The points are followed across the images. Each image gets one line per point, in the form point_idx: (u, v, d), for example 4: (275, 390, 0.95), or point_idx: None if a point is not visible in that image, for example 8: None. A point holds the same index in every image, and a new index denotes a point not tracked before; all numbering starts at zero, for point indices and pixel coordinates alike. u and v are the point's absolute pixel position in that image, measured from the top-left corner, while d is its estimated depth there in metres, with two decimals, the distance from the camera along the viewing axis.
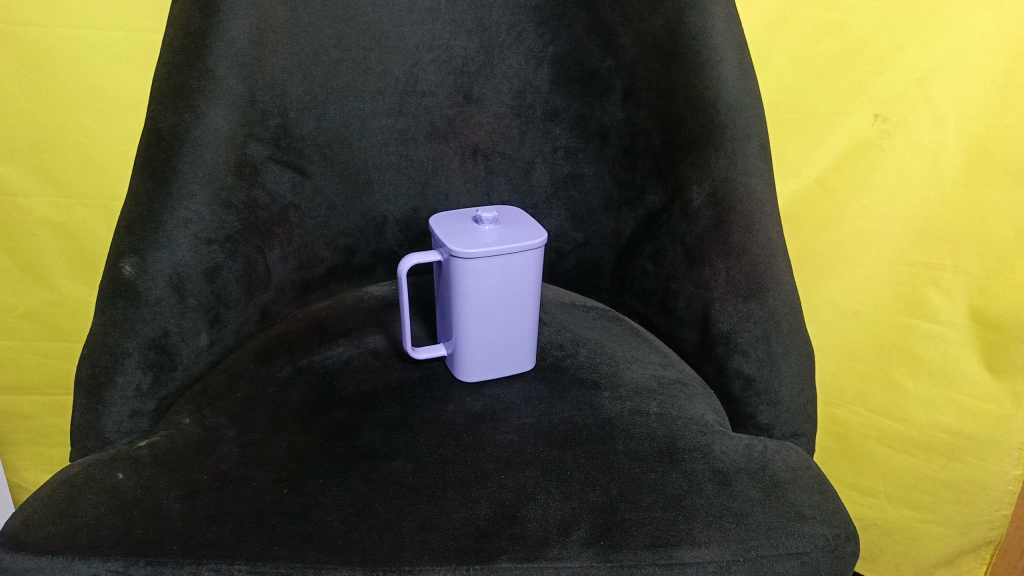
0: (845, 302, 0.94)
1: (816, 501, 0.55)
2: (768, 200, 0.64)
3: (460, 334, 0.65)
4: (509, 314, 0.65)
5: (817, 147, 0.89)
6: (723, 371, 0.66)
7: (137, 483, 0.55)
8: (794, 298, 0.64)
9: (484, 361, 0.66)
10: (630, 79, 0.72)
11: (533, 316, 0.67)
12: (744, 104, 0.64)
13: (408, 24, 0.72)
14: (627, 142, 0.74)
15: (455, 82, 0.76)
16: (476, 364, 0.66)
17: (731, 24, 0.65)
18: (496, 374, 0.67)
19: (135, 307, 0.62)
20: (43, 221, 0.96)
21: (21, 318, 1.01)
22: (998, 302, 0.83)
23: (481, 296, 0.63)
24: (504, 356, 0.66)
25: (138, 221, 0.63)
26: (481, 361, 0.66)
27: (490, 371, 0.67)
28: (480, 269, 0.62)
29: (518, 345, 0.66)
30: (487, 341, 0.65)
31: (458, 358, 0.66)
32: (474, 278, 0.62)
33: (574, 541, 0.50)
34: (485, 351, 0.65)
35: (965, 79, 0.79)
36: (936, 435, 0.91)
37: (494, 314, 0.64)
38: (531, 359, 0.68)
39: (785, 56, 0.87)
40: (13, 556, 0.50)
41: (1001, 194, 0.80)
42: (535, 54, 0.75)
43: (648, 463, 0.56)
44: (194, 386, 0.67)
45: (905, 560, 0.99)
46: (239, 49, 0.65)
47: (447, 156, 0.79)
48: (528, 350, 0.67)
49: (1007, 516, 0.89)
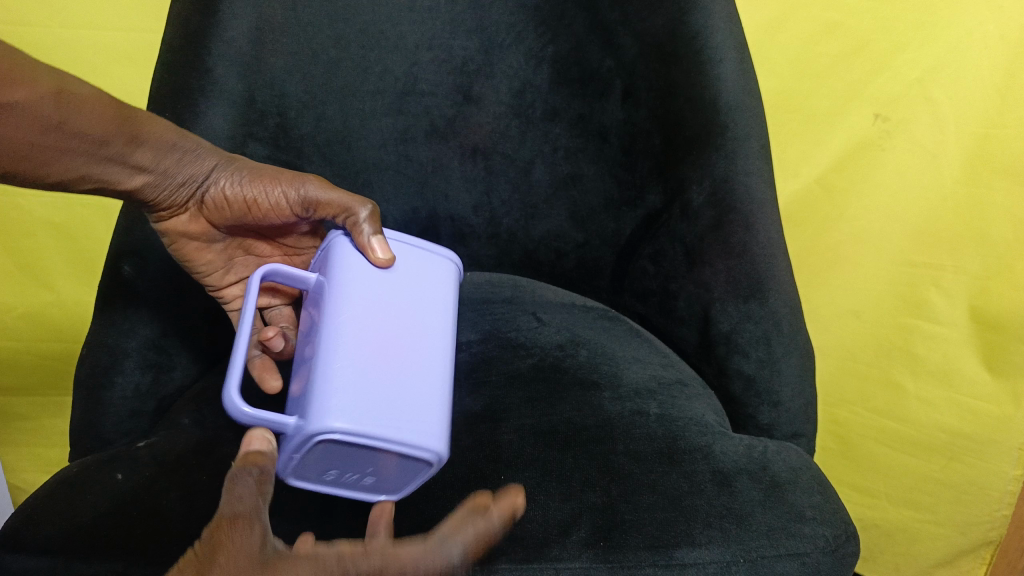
0: (845, 302, 0.94)
1: (816, 501, 0.55)
2: (768, 200, 0.64)
3: (324, 357, 0.49)
4: (396, 352, 0.51)
5: (816, 147, 0.89)
6: (723, 371, 0.66)
7: (137, 483, 0.55)
8: (795, 299, 0.64)
9: (354, 414, 0.47)
10: (630, 78, 0.70)
11: (427, 377, 0.52)
12: (744, 103, 0.64)
13: (407, 24, 0.71)
14: (627, 142, 0.72)
15: (455, 82, 0.74)
16: (342, 406, 0.47)
17: (731, 23, 0.65)
18: (372, 431, 0.47)
19: (135, 307, 0.63)
20: (43, 222, 0.98)
21: (20, 320, 1.01)
22: (997, 302, 0.83)
23: (349, 314, 0.51)
24: (388, 409, 0.48)
25: (136, 221, 0.64)
26: (345, 414, 0.47)
27: (360, 423, 0.47)
28: (360, 264, 0.54)
29: (405, 403, 0.49)
30: (358, 376, 0.48)
31: (319, 394, 0.47)
32: (346, 282, 0.53)
33: (574, 542, 0.51)
34: (358, 389, 0.48)
35: (965, 79, 0.79)
36: (936, 435, 0.91)
37: (366, 344, 0.50)
38: (433, 437, 0.49)
39: (783, 56, 0.88)
40: (13, 556, 0.51)
41: (1001, 193, 0.80)
42: (535, 54, 0.73)
43: (649, 464, 0.56)
44: (193, 387, 0.67)
45: (905, 560, 0.96)
46: (239, 49, 0.66)
47: (447, 156, 0.77)
48: (426, 429, 0.49)
49: (1007, 517, 0.88)
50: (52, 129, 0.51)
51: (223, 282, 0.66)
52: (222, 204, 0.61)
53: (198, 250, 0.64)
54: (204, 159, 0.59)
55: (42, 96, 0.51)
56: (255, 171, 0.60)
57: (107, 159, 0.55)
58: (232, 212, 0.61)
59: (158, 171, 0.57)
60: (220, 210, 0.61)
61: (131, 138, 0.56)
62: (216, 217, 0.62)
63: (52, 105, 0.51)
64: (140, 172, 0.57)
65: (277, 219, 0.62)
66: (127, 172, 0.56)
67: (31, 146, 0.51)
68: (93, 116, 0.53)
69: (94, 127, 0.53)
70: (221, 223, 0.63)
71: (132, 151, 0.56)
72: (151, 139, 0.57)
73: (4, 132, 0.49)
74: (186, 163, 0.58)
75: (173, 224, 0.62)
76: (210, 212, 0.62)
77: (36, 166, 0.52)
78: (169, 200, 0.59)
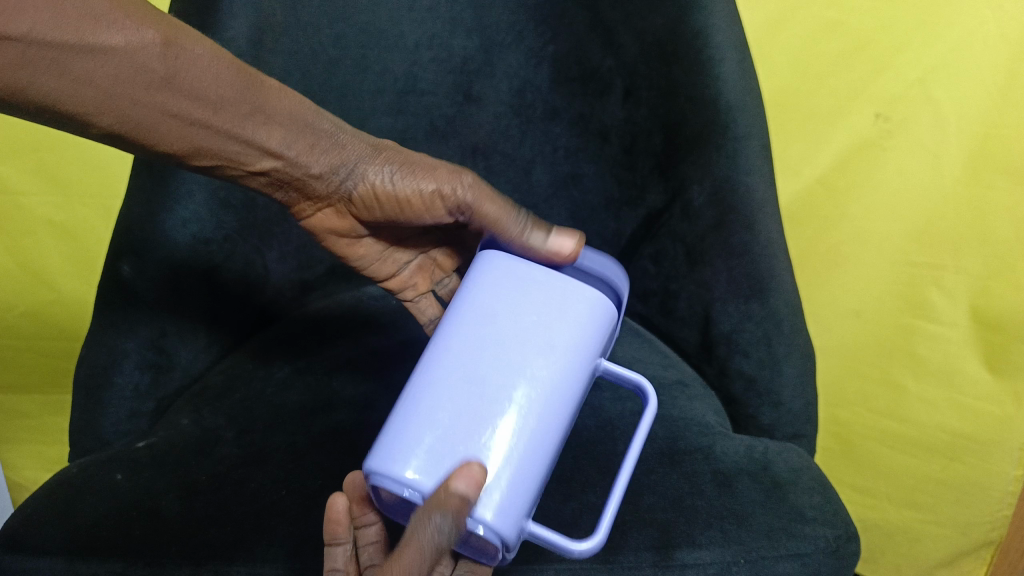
0: (845, 302, 0.93)
1: (817, 502, 0.55)
2: (769, 199, 0.63)
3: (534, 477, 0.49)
4: None
5: (816, 147, 0.89)
6: (723, 371, 0.66)
7: (137, 484, 0.55)
8: (795, 299, 0.64)
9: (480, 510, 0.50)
10: (630, 78, 0.69)
11: None
12: (745, 103, 0.63)
13: (407, 23, 0.70)
14: (627, 142, 0.72)
15: (455, 82, 0.74)
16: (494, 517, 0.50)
17: (732, 24, 0.63)
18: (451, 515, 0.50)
19: (135, 307, 0.63)
20: (44, 221, 0.98)
21: (22, 317, 1.00)
22: (999, 302, 0.83)
23: None
24: None
25: (135, 224, 0.62)
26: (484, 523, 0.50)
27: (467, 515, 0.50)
28: None
29: None
30: None
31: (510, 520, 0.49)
32: None
33: (574, 542, 0.51)
34: None
35: (965, 79, 0.80)
36: (936, 435, 0.90)
37: None
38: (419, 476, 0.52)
39: (784, 56, 0.87)
40: (13, 556, 0.50)
41: (1003, 193, 0.81)
42: (535, 53, 0.72)
43: (649, 464, 0.56)
44: (193, 387, 0.68)
45: (905, 560, 0.95)
46: (237, 48, 0.62)
47: (449, 155, 0.78)
48: None
49: (1007, 517, 0.88)
50: (158, 84, 0.47)
51: (388, 271, 0.67)
52: (367, 200, 0.58)
53: (350, 246, 0.65)
54: (350, 150, 0.57)
55: (151, 49, 0.46)
56: (409, 165, 0.57)
57: (224, 131, 0.52)
58: (381, 209, 0.58)
59: (291, 157, 0.55)
60: (370, 206, 0.58)
61: (253, 111, 0.52)
62: (363, 213, 0.60)
63: (165, 62, 0.47)
64: (271, 154, 0.55)
65: (433, 218, 0.59)
66: (250, 150, 0.54)
67: (134, 104, 0.47)
68: (210, 82, 0.50)
69: (211, 89, 0.50)
70: (365, 220, 0.61)
71: (256, 127, 0.53)
72: (279, 116, 0.54)
73: (102, 83, 0.45)
74: (326, 153, 0.56)
75: (320, 219, 0.62)
76: (355, 208, 0.60)
77: (142, 131, 0.48)
78: (309, 187, 0.58)
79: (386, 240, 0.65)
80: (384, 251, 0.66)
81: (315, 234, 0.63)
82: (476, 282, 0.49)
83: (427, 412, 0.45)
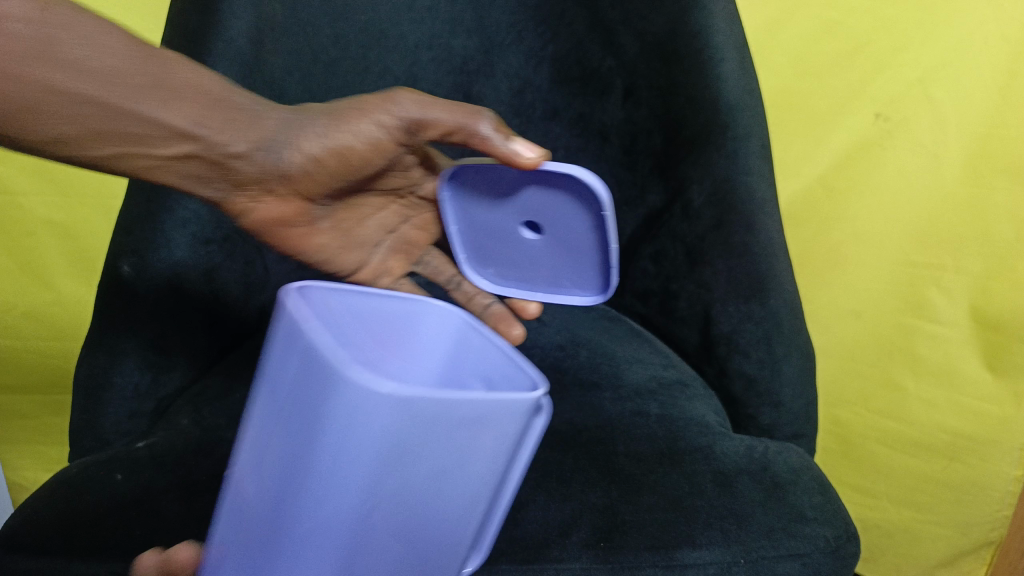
0: (845, 302, 0.94)
1: (817, 502, 0.55)
2: (769, 199, 0.63)
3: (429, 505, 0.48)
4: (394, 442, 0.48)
5: (815, 147, 0.89)
6: (723, 371, 0.66)
7: (136, 484, 0.55)
8: (795, 299, 0.64)
9: None
10: (630, 78, 0.69)
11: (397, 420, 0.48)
12: (745, 102, 0.63)
13: (407, 24, 0.71)
14: (627, 142, 0.72)
15: (456, 82, 0.75)
16: None
17: (731, 23, 0.63)
18: None
19: (133, 306, 0.62)
20: (43, 220, 0.97)
21: (23, 317, 1.00)
22: (999, 302, 0.83)
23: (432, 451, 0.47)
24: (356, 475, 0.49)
25: (135, 223, 0.63)
26: None
27: None
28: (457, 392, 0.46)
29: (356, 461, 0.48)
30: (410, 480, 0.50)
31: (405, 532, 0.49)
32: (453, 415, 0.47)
33: (574, 543, 0.50)
34: None
35: (965, 78, 0.79)
36: (936, 436, 0.90)
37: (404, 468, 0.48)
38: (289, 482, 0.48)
39: (783, 56, 0.88)
40: (13, 556, 0.51)
41: (1002, 194, 0.80)
42: (535, 53, 0.73)
43: (649, 464, 0.56)
44: (192, 387, 0.67)
45: (905, 560, 0.96)
46: (238, 49, 0.60)
47: None
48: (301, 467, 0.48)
49: (1007, 518, 0.88)
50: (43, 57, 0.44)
51: (356, 258, 0.67)
52: (315, 167, 0.55)
53: (305, 234, 0.62)
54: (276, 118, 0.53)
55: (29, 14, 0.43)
56: (339, 115, 0.55)
57: (119, 110, 0.47)
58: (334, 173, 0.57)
59: (206, 136, 0.51)
60: (327, 171, 0.56)
61: (154, 85, 0.48)
62: (310, 189, 0.57)
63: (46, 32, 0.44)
64: (179, 134, 0.50)
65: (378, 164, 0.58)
66: (156, 129, 0.49)
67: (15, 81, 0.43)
68: (103, 55, 0.46)
69: (107, 62, 0.46)
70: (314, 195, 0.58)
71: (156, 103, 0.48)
72: (186, 92, 0.50)
73: (18, 73, 0.43)
74: (246, 128, 0.52)
75: (259, 211, 0.57)
76: (299, 187, 0.57)
77: (27, 110, 0.44)
78: (237, 173, 0.53)
79: (341, 215, 0.63)
80: (344, 230, 0.65)
81: (266, 230, 0.59)
82: (350, 435, 0.35)
83: (305, 572, 0.38)
